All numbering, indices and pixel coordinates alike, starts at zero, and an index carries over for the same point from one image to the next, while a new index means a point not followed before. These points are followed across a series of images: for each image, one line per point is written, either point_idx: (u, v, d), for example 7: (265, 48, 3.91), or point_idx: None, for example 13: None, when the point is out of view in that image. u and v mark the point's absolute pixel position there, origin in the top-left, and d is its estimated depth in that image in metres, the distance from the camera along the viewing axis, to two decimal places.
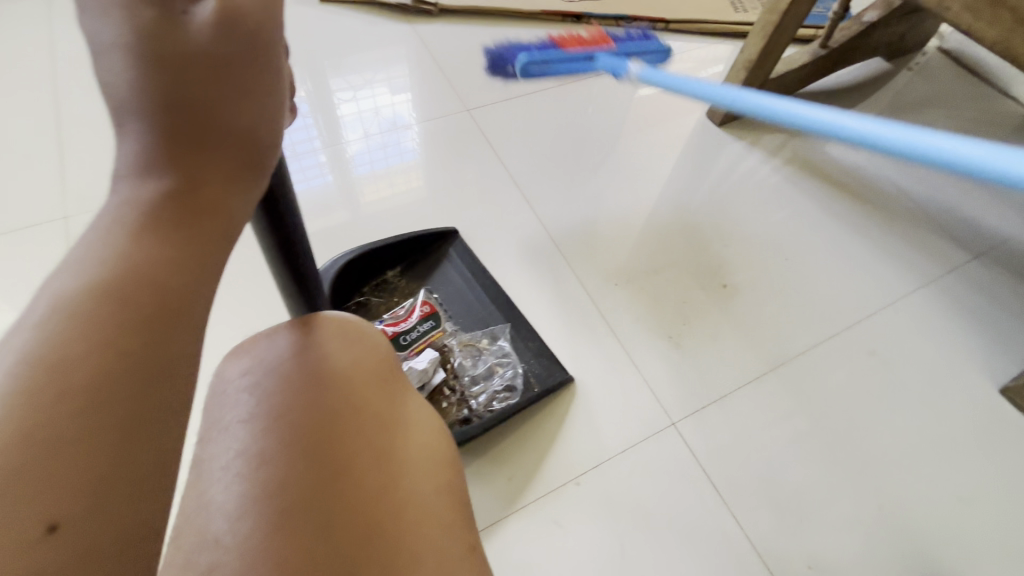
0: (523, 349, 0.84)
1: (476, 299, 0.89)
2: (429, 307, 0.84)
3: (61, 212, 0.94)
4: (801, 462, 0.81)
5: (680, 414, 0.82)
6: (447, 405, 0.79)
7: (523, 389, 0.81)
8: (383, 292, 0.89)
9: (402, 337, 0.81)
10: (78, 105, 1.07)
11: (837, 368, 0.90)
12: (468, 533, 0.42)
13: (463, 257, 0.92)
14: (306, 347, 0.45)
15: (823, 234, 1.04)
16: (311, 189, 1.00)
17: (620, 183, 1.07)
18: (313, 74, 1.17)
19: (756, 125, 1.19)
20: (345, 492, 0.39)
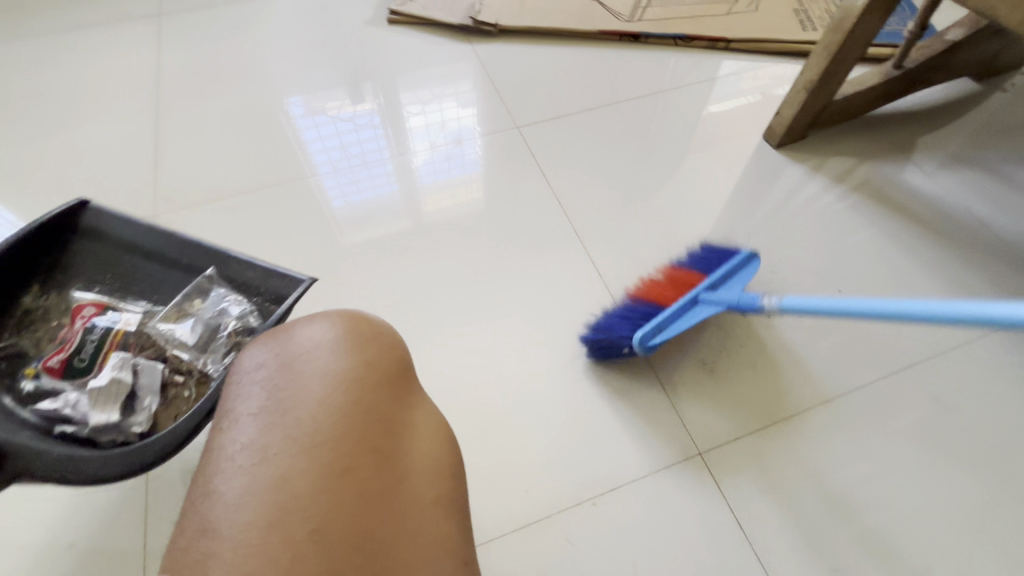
0: (251, 287, 0.75)
1: (157, 255, 0.77)
2: (92, 307, 0.73)
3: (151, 210, 1.06)
4: (838, 507, 0.76)
5: (709, 443, 0.79)
6: (187, 392, 0.70)
7: (264, 315, 0.74)
8: (31, 330, 0.74)
9: (74, 359, 0.68)
10: (174, 115, 1.20)
11: (892, 412, 0.83)
12: (461, 547, 0.43)
13: (115, 230, 0.77)
14: (324, 346, 0.47)
15: (886, 268, 0.97)
16: (378, 196, 1.07)
17: (665, 205, 1.06)
18: (386, 88, 1.25)
19: (818, 147, 1.13)
20: (342, 492, 0.41)
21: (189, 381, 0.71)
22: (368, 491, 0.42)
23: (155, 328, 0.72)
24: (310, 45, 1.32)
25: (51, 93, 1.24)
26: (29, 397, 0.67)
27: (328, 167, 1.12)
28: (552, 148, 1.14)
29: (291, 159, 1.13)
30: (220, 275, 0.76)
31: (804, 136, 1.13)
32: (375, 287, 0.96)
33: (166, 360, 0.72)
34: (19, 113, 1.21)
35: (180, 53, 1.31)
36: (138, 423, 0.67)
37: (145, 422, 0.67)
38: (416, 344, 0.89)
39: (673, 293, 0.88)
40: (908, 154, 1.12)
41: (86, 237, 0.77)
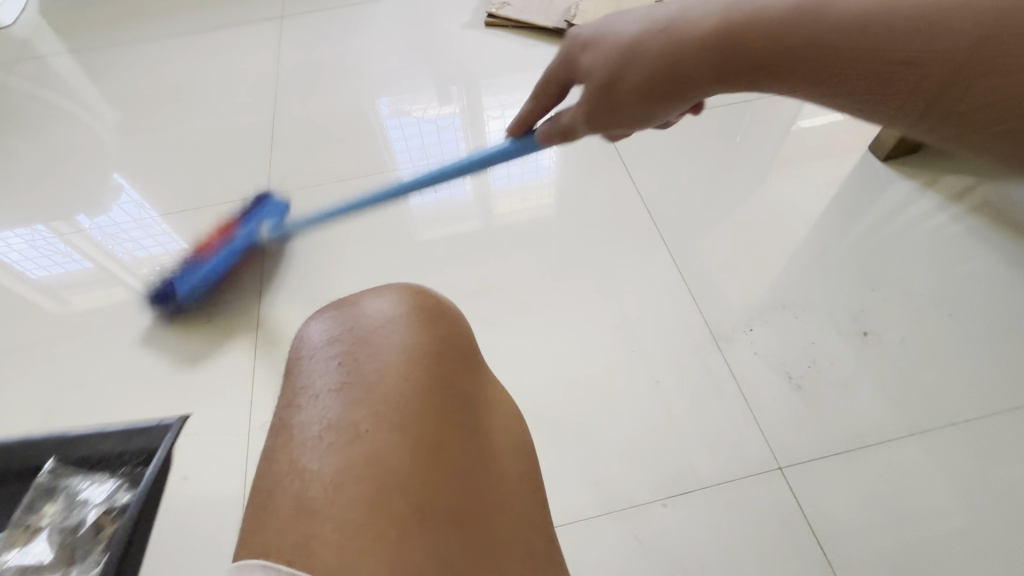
0: (111, 461, 0.84)
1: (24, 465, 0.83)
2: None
3: (264, 190, 1.17)
4: (938, 545, 0.70)
5: (792, 460, 0.76)
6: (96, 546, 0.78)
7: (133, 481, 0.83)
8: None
9: None
10: (288, 106, 1.32)
11: (1008, 453, 0.75)
12: (540, 512, 0.45)
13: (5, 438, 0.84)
14: (395, 322, 0.49)
15: (1007, 296, 0.89)
16: (451, 197, 1.11)
17: (755, 213, 1.03)
18: (470, 92, 1.30)
19: (934, 160, 1.05)
20: (434, 466, 0.41)
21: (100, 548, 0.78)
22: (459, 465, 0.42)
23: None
24: (410, 46, 1.41)
25: (189, 84, 1.40)
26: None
27: (408, 165, 1.18)
28: (638, 151, 1.14)
29: (380, 155, 1.20)
30: (65, 465, 0.83)
31: (918, 149, 1.06)
32: (458, 274, 1.00)
33: None
34: (160, 101, 1.37)
35: (297, 52, 1.43)
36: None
37: None
38: (493, 331, 0.92)
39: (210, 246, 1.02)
40: None
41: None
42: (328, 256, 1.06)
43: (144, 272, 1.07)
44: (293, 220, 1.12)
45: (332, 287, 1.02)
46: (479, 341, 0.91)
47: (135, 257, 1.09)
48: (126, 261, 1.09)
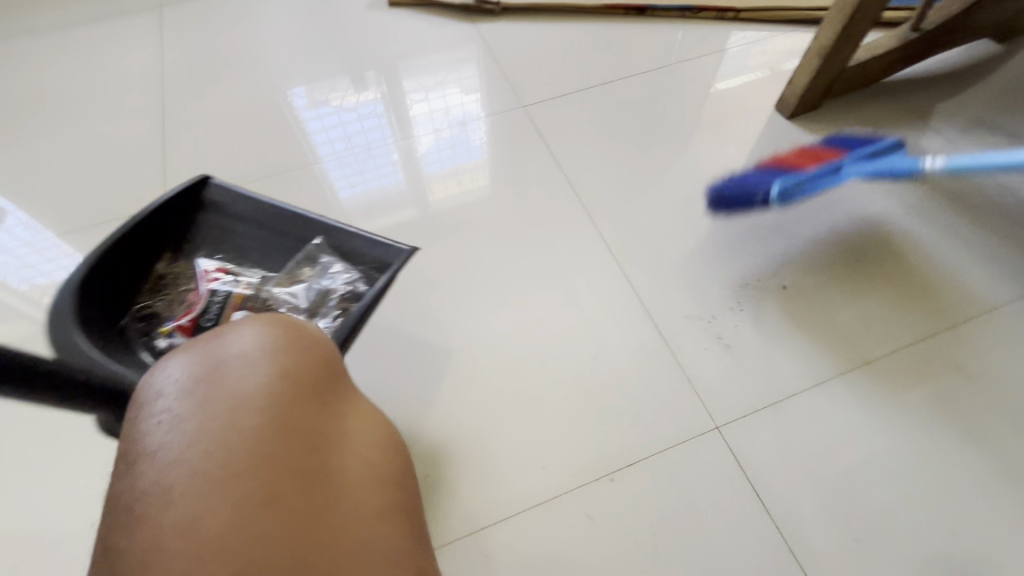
0: (351, 257, 0.76)
1: (272, 232, 0.79)
2: (219, 271, 0.75)
3: (162, 201, 1.07)
4: (861, 478, 0.75)
5: (726, 418, 0.79)
6: None
7: (362, 282, 0.75)
8: (161, 293, 0.75)
9: (202, 321, 0.71)
10: (181, 106, 1.20)
11: (913, 383, 0.82)
12: (418, 557, 0.35)
13: (226, 205, 0.79)
14: (246, 354, 0.38)
15: (903, 237, 0.95)
16: (385, 187, 1.06)
17: (677, 180, 1.04)
18: (388, 77, 1.23)
19: (833, 116, 1.11)
20: (274, 527, 0.31)
21: None
22: (308, 518, 0.32)
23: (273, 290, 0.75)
24: (312, 31, 1.31)
25: (61, 88, 1.25)
26: (161, 353, 0.69)
27: (332, 156, 1.11)
28: (560, 127, 1.13)
29: (292, 151, 1.12)
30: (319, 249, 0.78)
31: (818, 105, 1.11)
32: None
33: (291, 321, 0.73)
34: (29, 108, 1.22)
35: (184, 45, 1.31)
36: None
37: None
38: (430, 326, 0.89)
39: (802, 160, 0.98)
40: (926, 120, 1.09)
41: (210, 211, 0.79)
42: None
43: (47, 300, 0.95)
44: None
45: None
46: (415, 338, 0.88)
47: (33, 285, 0.97)
48: (23, 289, 0.97)
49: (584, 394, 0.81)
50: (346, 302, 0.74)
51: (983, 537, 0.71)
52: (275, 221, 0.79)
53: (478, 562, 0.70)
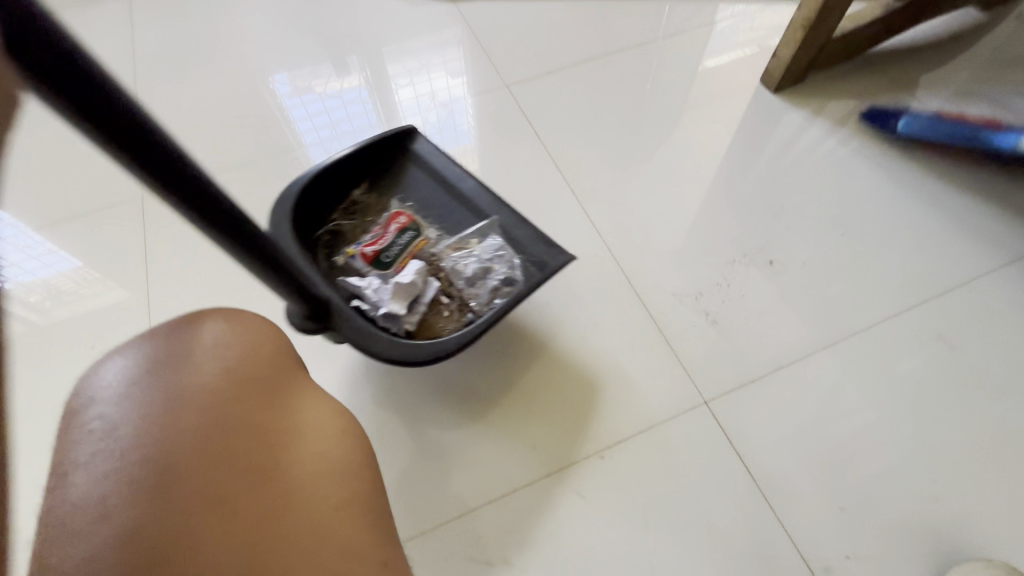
0: (519, 245, 0.80)
1: (455, 199, 0.85)
2: (405, 217, 0.82)
3: (139, 192, 1.04)
4: (850, 450, 0.76)
5: (715, 393, 0.79)
6: (446, 313, 0.77)
7: (522, 282, 0.77)
8: (354, 216, 0.84)
9: (384, 255, 0.79)
10: (157, 93, 1.17)
11: (898, 353, 0.82)
12: (360, 524, 0.41)
13: (429, 160, 0.87)
14: (185, 356, 0.44)
15: (888, 210, 0.96)
16: None
17: (665, 158, 1.04)
18: (371, 62, 1.20)
19: (819, 89, 1.10)
20: (218, 521, 0.38)
21: (451, 305, 0.78)
22: (249, 513, 0.39)
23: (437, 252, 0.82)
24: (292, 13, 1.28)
25: None
26: (338, 270, 0.80)
27: (317, 144, 1.09)
28: (546, 108, 1.11)
29: (275, 138, 1.10)
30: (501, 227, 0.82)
31: (803, 79, 1.10)
32: None
33: (448, 280, 0.79)
34: None
35: (158, 31, 1.26)
36: (407, 322, 0.74)
37: (413, 322, 0.75)
38: None
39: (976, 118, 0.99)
40: (911, 92, 1.09)
41: (411, 163, 0.87)
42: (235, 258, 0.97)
43: (33, 299, 0.91)
44: (180, 224, 1.00)
45: (237, 291, 0.93)
46: None
47: (16, 284, 0.92)
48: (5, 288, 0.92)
49: (574, 374, 0.81)
50: (506, 285, 0.78)
51: (965, 501, 0.72)
52: (480, 198, 0.84)
53: (471, 542, 0.70)
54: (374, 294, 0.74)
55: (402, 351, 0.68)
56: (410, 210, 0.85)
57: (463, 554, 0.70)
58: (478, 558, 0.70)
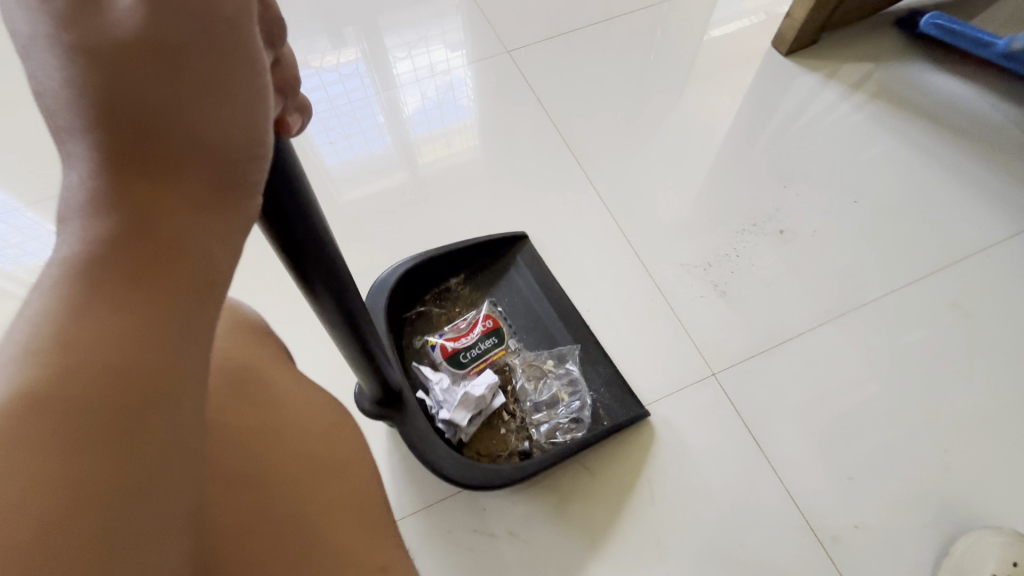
0: (597, 386, 0.75)
1: (544, 313, 0.81)
2: (492, 321, 0.77)
3: None
4: (860, 421, 0.75)
5: (722, 365, 0.78)
6: (505, 432, 0.73)
7: (591, 422, 0.73)
8: (443, 303, 0.82)
9: (463, 354, 0.75)
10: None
11: (910, 323, 0.81)
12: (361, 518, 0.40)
13: (527, 268, 0.84)
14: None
15: (903, 176, 0.93)
16: (372, 151, 1.01)
17: (673, 126, 1.00)
18: (368, 34, 1.14)
19: (833, 52, 1.06)
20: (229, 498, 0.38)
21: (512, 425, 0.74)
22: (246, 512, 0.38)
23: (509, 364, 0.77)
24: None
25: None
26: (415, 351, 0.78)
27: (314, 119, 1.05)
28: (550, 76, 1.07)
29: None
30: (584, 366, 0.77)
31: (816, 41, 1.06)
32: (378, 234, 0.93)
33: (516, 399, 0.75)
34: None
35: None
36: (465, 432, 0.71)
37: (468, 433, 0.71)
38: None
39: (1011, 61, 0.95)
40: (928, 52, 1.04)
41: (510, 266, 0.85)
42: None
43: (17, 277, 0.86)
44: None
45: None
46: None
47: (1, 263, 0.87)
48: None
49: None
50: (576, 424, 0.73)
51: (976, 469, 0.72)
52: (565, 315, 0.80)
53: (476, 514, 0.70)
54: (441, 395, 0.72)
55: (459, 469, 0.66)
56: (500, 315, 0.81)
57: (469, 528, 0.70)
58: (483, 530, 0.70)
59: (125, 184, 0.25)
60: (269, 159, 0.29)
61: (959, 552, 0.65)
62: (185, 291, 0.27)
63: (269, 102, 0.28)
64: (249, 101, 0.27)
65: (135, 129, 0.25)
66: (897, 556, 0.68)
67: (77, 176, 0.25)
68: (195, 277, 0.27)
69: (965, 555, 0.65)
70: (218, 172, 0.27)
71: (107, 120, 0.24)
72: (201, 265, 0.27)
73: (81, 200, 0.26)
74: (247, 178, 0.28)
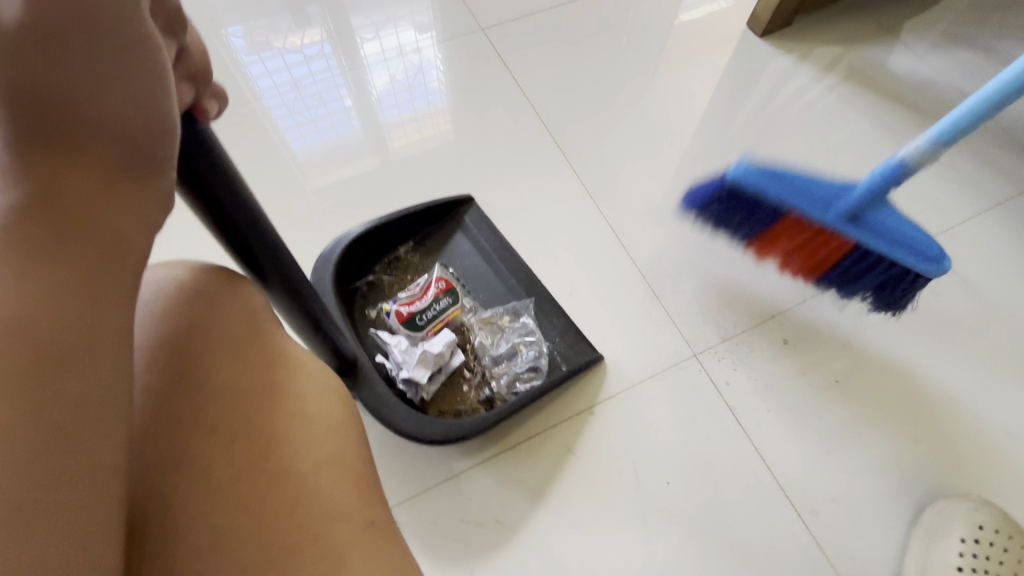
0: (550, 333, 0.76)
1: (497, 274, 0.79)
2: (445, 282, 0.75)
3: None
4: (836, 398, 0.77)
5: (702, 346, 0.79)
6: (466, 387, 0.73)
7: (549, 369, 0.74)
8: (394, 271, 0.79)
9: (418, 317, 0.73)
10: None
11: None
12: (354, 484, 0.38)
13: (475, 229, 0.82)
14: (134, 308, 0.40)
15: (873, 159, 0.95)
16: (339, 136, 0.97)
17: (650, 109, 0.99)
18: (333, 12, 1.09)
19: (805, 35, 1.06)
20: (240, 471, 0.36)
21: (472, 379, 0.74)
22: (258, 485, 0.36)
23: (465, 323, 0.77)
24: None
25: None
26: (371, 321, 0.75)
27: (279, 104, 1.00)
28: (525, 56, 1.05)
29: (233, 86, 1.00)
30: (540, 317, 0.77)
31: (789, 23, 1.06)
32: (351, 222, 0.90)
33: (474, 354, 0.75)
34: None
35: None
36: (426, 390, 0.71)
37: (431, 391, 0.71)
38: None
39: (817, 251, 0.79)
40: (898, 35, 1.06)
41: (458, 228, 0.82)
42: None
43: None
44: None
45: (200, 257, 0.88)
46: None
47: None
48: None
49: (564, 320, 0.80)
50: (537, 372, 0.74)
51: (944, 441, 0.75)
52: (519, 275, 0.79)
53: (463, 504, 0.69)
54: (400, 356, 0.71)
55: (422, 427, 0.65)
56: (451, 275, 0.79)
57: (456, 516, 0.69)
58: (470, 519, 0.69)
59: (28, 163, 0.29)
60: (176, 135, 0.32)
61: (928, 519, 0.69)
62: (102, 255, 0.30)
63: (171, 86, 0.31)
64: (149, 77, 0.29)
65: (40, 118, 0.28)
66: (871, 525, 0.70)
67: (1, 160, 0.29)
68: (103, 246, 0.30)
69: (934, 521, 0.69)
70: (121, 154, 0.31)
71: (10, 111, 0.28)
72: (109, 233, 0.31)
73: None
74: (159, 159, 0.33)
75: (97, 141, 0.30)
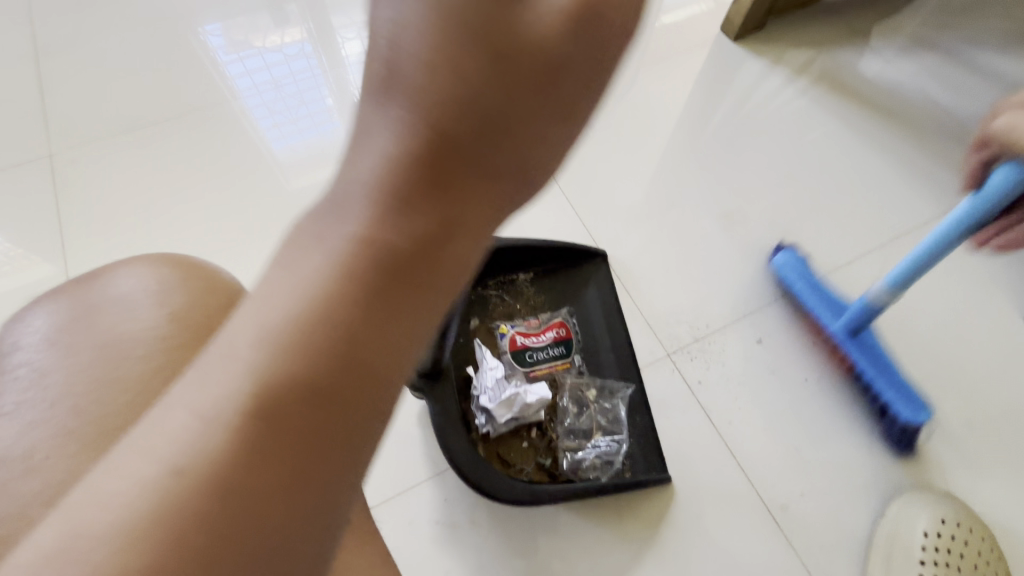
0: (630, 421, 0.74)
1: (612, 335, 0.79)
2: (565, 331, 0.78)
3: (47, 148, 0.93)
4: (806, 395, 0.78)
5: (675, 346, 0.80)
6: (527, 445, 0.71)
7: (618, 469, 0.71)
8: (516, 297, 0.81)
9: (528, 352, 0.76)
10: (53, 25, 1.02)
11: (851, 299, 0.84)
12: None
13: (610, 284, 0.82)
14: (126, 299, 0.46)
15: (846, 162, 0.97)
16: (320, 136, 0.96)
17: (628, 111, 1.00)
18: (311, 9, 1.07)
19: (780, 38, 1.08)
20: None
21: (540, 441, 0.72)
22: None
23: (559, 378, 0.76)
24: None
25: None
26: (483, 332, 0.77)
27: (258, 103, 0.98)
28: None
29: (207, 87, 0.99)
30: (626, 405, 0.75)
31: (763, 27, 1.08)
32: None
33: (552, 417, 0.73)
34: None
35: None
36: (494, 428, 0.70)
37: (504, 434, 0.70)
38: None
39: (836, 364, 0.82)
40: (868, 40, 1.09)
41: (594, 280, 0.83)
42: (179, 219, 0.90)
43: None
44: (103, 180, 0.91)
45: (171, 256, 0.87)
46: None
47: None
48: None
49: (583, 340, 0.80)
50: (601, 465, 0.71)
51: (912, 434, 0.77)
52: (617, 335, 0.79)
53: (440, 506, 0.70)
54: (491, 383, 0.71)
55: (475, 466, 0.63)
56: (572, 322, 0.80)
57: (432, 518, 0.70)
58: (444, 521, 0.70)
59: (422, 160, 0.21)
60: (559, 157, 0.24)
61: (893, 513, 0.71)
62: (440, 271, 0.22)
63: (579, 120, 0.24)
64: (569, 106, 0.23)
65: (471, 124, 0.21)
66: (838, 519, 0.72)
67: (402, 118, 0.21)
68: (458, 261, 0.23)
69: (900, 515, 0.71)
70: (513, 183, 0.23)
71: (425, 105, 0.21)
72: (460, 241, 0.23)
73: (383, 150, 0.21)
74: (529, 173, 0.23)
75: (502, 162, 0.22)
